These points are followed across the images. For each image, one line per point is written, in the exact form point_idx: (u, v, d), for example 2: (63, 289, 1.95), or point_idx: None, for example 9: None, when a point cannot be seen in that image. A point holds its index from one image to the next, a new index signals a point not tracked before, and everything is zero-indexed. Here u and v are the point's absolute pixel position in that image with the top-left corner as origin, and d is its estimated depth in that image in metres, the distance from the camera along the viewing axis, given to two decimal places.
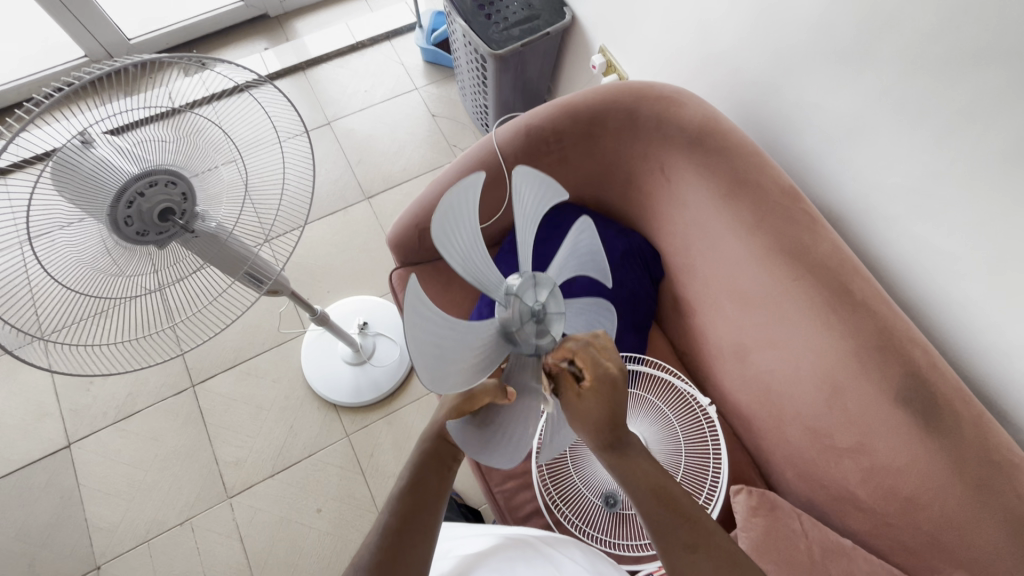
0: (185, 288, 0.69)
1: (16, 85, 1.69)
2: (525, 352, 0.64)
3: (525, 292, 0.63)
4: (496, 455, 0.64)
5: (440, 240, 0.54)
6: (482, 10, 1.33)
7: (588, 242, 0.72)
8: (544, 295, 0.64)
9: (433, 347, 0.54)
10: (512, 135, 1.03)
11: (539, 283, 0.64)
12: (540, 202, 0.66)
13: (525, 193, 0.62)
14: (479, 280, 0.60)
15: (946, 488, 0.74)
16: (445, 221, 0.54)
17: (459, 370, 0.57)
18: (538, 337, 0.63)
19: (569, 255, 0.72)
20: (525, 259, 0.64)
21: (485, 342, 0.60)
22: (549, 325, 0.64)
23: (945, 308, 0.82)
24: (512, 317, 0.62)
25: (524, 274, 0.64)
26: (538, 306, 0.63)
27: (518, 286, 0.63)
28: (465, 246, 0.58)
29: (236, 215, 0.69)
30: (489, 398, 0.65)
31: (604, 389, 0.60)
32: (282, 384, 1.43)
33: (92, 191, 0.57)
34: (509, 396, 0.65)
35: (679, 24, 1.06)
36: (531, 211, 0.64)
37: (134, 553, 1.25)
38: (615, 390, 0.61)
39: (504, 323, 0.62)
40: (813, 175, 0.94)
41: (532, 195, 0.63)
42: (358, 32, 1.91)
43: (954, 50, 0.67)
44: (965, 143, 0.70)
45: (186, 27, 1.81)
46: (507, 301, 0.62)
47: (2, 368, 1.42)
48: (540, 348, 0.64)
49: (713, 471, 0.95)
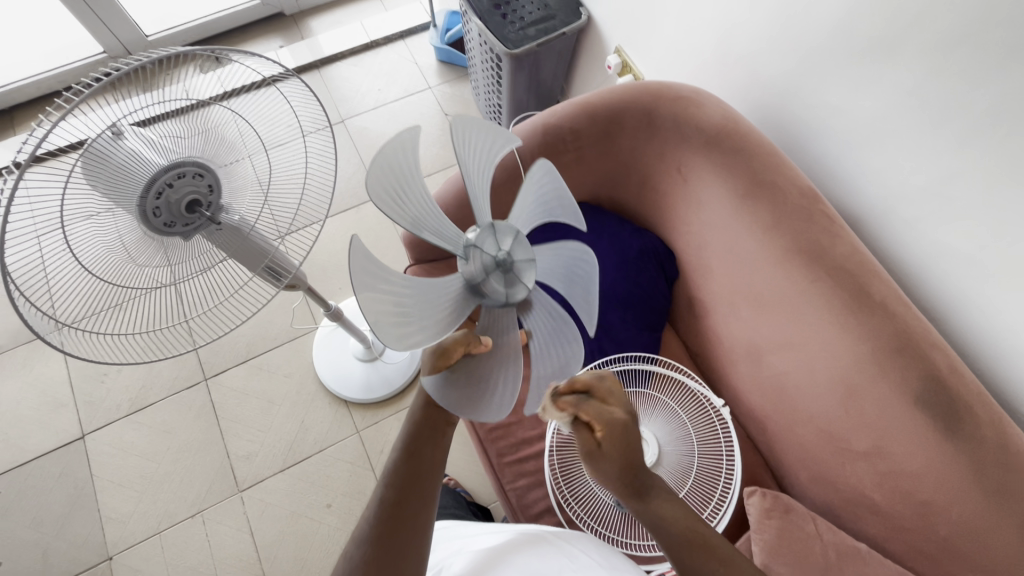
0: (206, 280, 0.71)
1: (36, 80, 1.71)
2: (496, 305, 0.59)
3: (485, 243, 0.57)
4: (484, 408, 0.56)
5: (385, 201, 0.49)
6: (498, 9, 1.33)
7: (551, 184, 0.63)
8: (506, 243, 0.58)
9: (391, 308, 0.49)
10: (530, 133, 1.03)
11: (499, 231, 0.58)
12: (490, 151, 0.60)
13: (472, 141, 0.56)
14: (432, 236, 0.55)
15: (963, 492, 0.73)
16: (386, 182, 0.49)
17: (429, 328, 0.52)
18: (507, 287, 0.58)
19: (528, 205, 0.63)
20: (481, 208, 0.59)
21: (451, 298, 0.55)
22: (518, 274, 0.59)
23: (965, 312, 0.81)
24: (474, 271, 0.56)
25: (480, 223, 0.58)
26: (502, 255, 0.58)
27: (475, 237, 0.57)
28: (412, 200, 0.53)
29: (258, 210, 0.72)
30: (463, 348, 0.58)
31: (616, 433, 0.61)
32: (294, 379, 1.44)
33: (123, 181, 0.57)
34: (484, 344, 0.59)
35: (698, 24, 1.06)
36: (480, 162, 0.58)
37: (146, 544, 1.26)
38: (626, 429, 0.61)
39: (469, 279, 0.57)
40: (832, 177, 0.93)
41: (478, 144, 0.57)
42: (373, 31, 1.92)
43: (980, 51, 0.67)
44: (989, 144, 0.70)
45: (202, 25, 1.83)
46: (466, 255, 0.57)
47: (18, 359, 1.44)
48: (510, 298, 0.59)
49: (726, 471, 0.95)
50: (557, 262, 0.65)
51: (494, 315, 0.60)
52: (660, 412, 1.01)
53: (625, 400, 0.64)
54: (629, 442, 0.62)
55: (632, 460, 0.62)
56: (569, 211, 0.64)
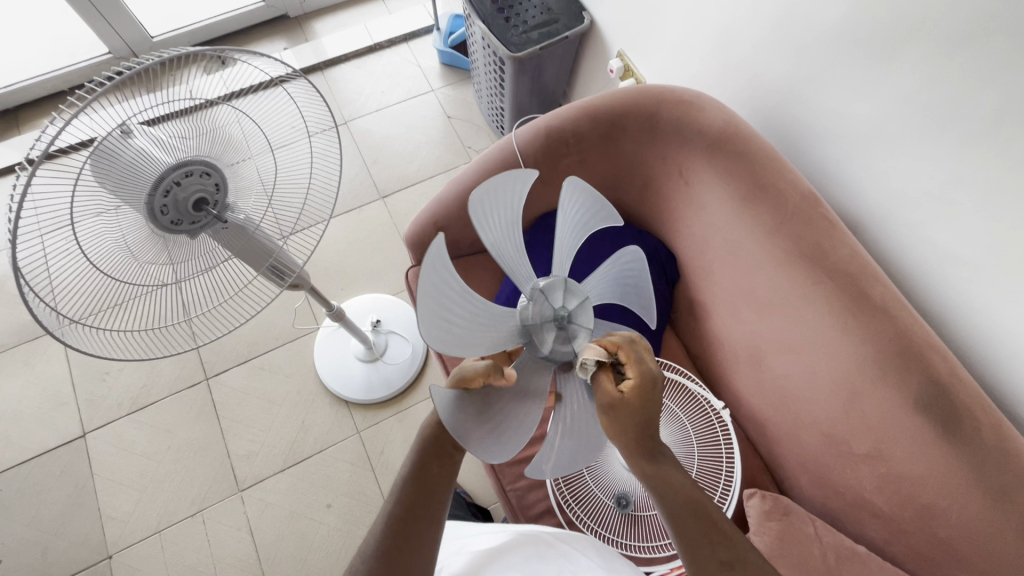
0: (211, 279, 0.71)
1: (41, 80, 1.72)
2: (541, 354, 0.63)
3: (552, 293, 0.63)
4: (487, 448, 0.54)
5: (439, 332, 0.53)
6: (502, 13, 1.34)
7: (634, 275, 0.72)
8: (560, 298, 0.63)
9: (474, 418, 0.55)
10: (533, 135, 1.04)
11: (569, 291, 0.64)
12: (588, 222, 0.68)
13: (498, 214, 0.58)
14: (507, 269, 0.61)
15: (963, 495, 0.74)
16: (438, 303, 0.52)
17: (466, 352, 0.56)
18: (558, 341, 0.62)
19: (566, 232, 0.65)
20: (524, 276, 0.63)
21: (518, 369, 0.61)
22: (575, 331, 0.63)
23: (966, 315, 0.82)
24: (534, 312, 0.62)
25: (555, 277, 0.64)
26: (563, 311, 0.63)
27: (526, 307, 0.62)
28: (499, 234, 0.59)
29: (263, 210, 0.73)
30: (483, 379, 0.58)
31: (644, 387, 0.60)
32: (295, 379, 1.44)
33: (132, 180, 0.58)
34: (506, 379, 0.60)
35: (700, 29, 1.07)
36: (509, 225, 0.60)
37: (145, 543, 1.26)
38: (655, 388, 0.61)
39: (525, 318, 0.62)
40: (833, 181, 0.94)
41: (504, 206, 0.58)
42: (376, 33, 1.93)
43: (982, 56, 0.67)
44: (990, 149, 0.70)
45: (207, 26, 1.84)
46: (525, 326, 0.62)
47: (19, 357, 1.44)
48: (571, 354, 0.63)
49: (725, 474, 0.95)
50: None
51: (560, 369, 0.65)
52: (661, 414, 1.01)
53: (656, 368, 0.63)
54: (652, 405, 0.61)
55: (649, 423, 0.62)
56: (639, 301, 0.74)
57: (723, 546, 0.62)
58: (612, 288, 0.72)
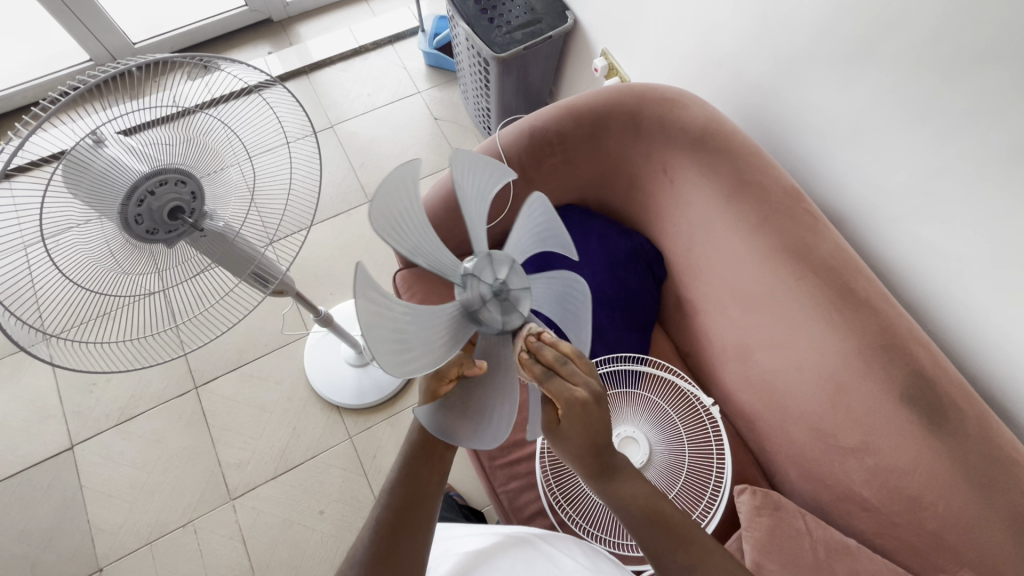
0: (193, 287, 0.72)
1: (21, 88, 1.71)
2: (492, 330, 0.61)
3: (481, 272, 0.60)
4: (480, 435, 0.60)
5: (388, 232, 0.50)
6: (485, 14, 1.33)
7: (545, 218, 0.65)
8: (503, 271, 0.61)
9: (395, 332, 0.49)
10: (517, 137, 1.03)
11: (496, 261, 0.61)
12: (486, 185, 0.61)
13: (474, 174, 0.58)
14: (431, 262, 0.57)
15: (950, 487, 0.74)
16: (385, 204, 0.49)
17: (426, 352, 0.52)
18: (503, 314, 0.61)
19: (526, 232, 0.66)
20: (478, 240, 0.61)
21: (449, 322, 0.57)
22: (514, 300, 0.61)
23: (949, 308, 0.82)
24: (471, 298, 0.59)
25: (478, 253, 0.61)
26: (499, 283, 0.61)
27: (473, 266, 0.60)
28: (416, 233, 0.54)
29: (244, 214, 0.71)
30: (458, 370, 0.62)
31: (575, 415, 0.60)
32: (285, 386, 1.43)
33: (103, 190, 0.58)
34: (480, 367, 0.62)
35: (682, 26, 1.07)
36: (480, 193, 0.61)
37: (136, 555, 1.25)
38: (587, 412, 0.60)
39: (466, 305, 0.60)
40: (816, 176, 0.94)
41: (480, 177, 0.59)
42: (361, 36, 1.92)
43: (957, 51, 0.68)
44: (968, 141, 0.71)
45: (191, 32, 1.82)
46: (464, 284, 0.60)
47: (5, 371, 1.42)
48: (507, 325, 0.61)
49: (716, 472, 0.95)
50: (551, 290, 0.69)
51: (491, 342, 0.63)
52: (651, 412, 1.01)
53: (592, 382, 0.61)
54: (591, 423, 0.61)
55: (596, 440, 0.62)
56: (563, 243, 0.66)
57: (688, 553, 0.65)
58: (554, 305, 0.70)
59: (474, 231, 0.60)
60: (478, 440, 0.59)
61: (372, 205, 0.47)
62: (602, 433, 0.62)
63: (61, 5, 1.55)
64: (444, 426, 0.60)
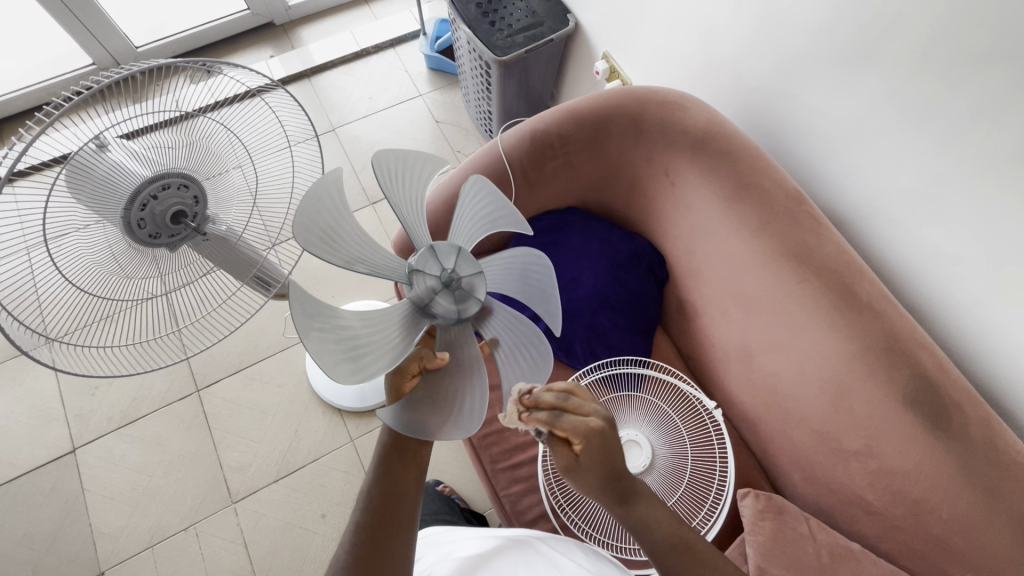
0: (195, 291, 0.72)
1: (25, 92, 1.71)
2: (448, 322, 0.61)
3: (427, 265, 0.60)
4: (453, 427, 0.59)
5: (317, 245, 0.53)
6: (486, 17, 1.34)
7: (488, 196, 0.65)
8: (450, 261, 0.61)
9: (339, 338, 0.51)
10: (517, 140, 1.03)
11: (441, 252, 0.61)
12: (423, 177, 0.62)
13: (400, 169, 0.59)
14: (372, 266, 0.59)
15: (954, 491, 0.74)
16: (309, 217, 0.52)
17: (380, 351, 0.54)
18: (455, 303, 0.61)
19: (473, 217, 0.66)
20: (420, 235, 0.62)
21: (401, 320, 0.58)
22: (465, 288, 0.61)
23: (952, 310, 0.82)
24: (419, 293, 0.60)
25: (421, 247, 0.61)
26: (447, 273, 0.60)
27: (417, 261, 0.61)
28: (351, 241, 0.57)
29: (246, 220, 0.72)
30: (419, 364, 0.61)
31: (593, 445, 0.60)
32: (286, 389, 1.43)
33: (106, 194, 0.58)
34: (441, 358, 0.61)
35: (683, 28, 1.07)
36: (414, 192, 0.62)
37: (138, 558, 1.25)
38: (604, 437, 0.60)
39: (416, 302, 0.60)
40: (817, 178, 0.94)
41: (407, 174, 0.60)
42: (363, 39, 1.92)
43: (958, 53, 0.68)
44: (971, 143, 0.71)
45: (193, 36, 1.83)
46: (411, 281, 0.60)
47: (7, 374, 1.42)
48: (462, 314, 0.61)
49: (719, 476, 0.95)
50: (512, 270, 0.67)
51: (450, 332, 0.62)
52: (653, 415, 1.01)
53: (599, 409, 0.63)
54: (609, 450, 0.61)
55: (614, 468, 0.62)
56: (511, 217, 0.65)
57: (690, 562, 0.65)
58: (519, 284, 0.68)
59: (414, 229, 0.61)
60: (448, 432, 0.59)
61: (295, 220, 0.51)
62: (619, 457, 0.62)
63: (64, 9, 1.56)
64: (413, 424, 0.59)
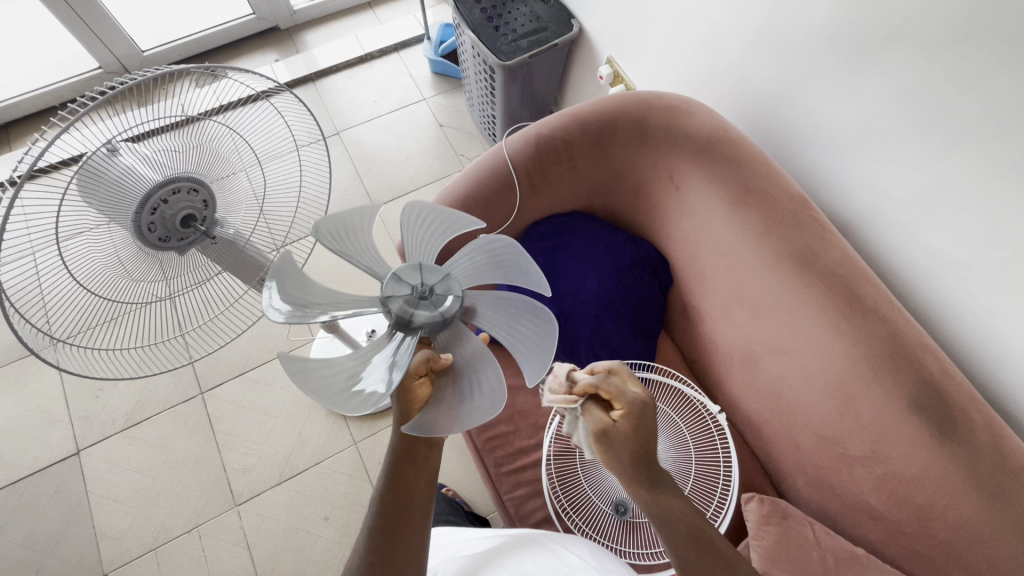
0: (203, 294, 0.73)
1: (31, 96, 1.72)
2: (438, 329, 0.61)
3: (395, 290, 0.60)
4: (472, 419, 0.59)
5: (295, 308, 0.56)
6: (491, 22, 1.34)
7: (423, 208, 0.62)
8: (414, 278, 0.61)
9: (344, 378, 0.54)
10: (523, 145, 1.03)
11: (404, 275, 0.61)
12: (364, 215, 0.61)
13: (421, 225, 0.64)
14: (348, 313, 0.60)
15: (960, 496, 0.74)
16: (273, 288, 0.55)
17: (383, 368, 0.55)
18: (436, 309, 0.60)
19: (425, 235, 0.64)
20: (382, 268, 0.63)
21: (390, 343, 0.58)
22: (437, 295, 0.61)
23: (957, 316, 0.82)
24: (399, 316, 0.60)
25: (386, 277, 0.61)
26: (416, 290, 0.61)
27: (385, 288, 0.60)
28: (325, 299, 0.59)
29: (253, 224, 0.73)
30: (426, 365, 0.60)
31: (635, 412, 0.62)
32: (290, 392, 1.43)
33: (118, 198, 0.58)
34: (444, 359, 0.61)
35: (687, 33, 1.08)
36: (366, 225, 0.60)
37: (141, 561, 1.25)
38: (645, 407, 0.63)
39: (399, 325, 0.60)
40: (822, 183, 0.94)
41: (351, 217, 0.59)
42: (367, 43, 1.93)
43: (964, 59, 0.68)
44: (976, 149, 0.71)
45: (199, 39, 1.84)
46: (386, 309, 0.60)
47: (12, 376, 1.43)
48: (448, 313, 0.60)
49: (723, 480, 0.95)
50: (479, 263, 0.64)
51: (442, 335, 0.62)
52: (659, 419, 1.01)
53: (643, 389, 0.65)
54: (648, 427, 0.62)
55: (649, 450, 0.63)
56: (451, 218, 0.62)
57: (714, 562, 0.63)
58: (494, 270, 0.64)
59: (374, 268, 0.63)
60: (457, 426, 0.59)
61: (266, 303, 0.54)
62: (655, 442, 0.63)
63: (70, 12, 1.57)
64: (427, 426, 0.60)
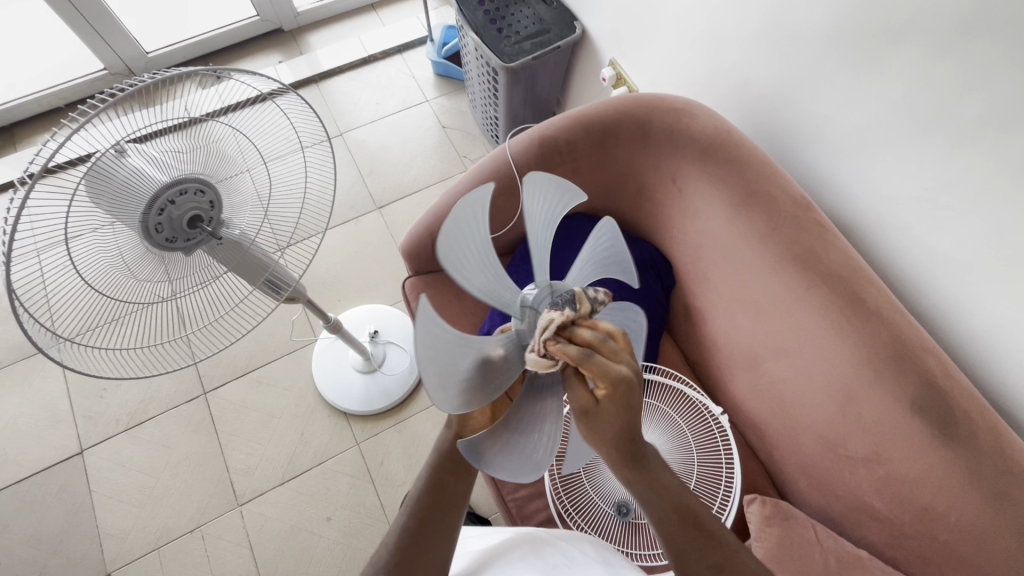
0: (208, 294, 0.74)
1: (36, 97, 1.73)
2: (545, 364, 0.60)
3: (541, 303, 0.59)
4: (520, 471, 0.62)
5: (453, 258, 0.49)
6: (495, 24, 1.35)
7: (609, 243, 0.67)
8: None
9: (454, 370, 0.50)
10: (525, 146, 1.04)
11: (556, 292, 0.61)
12: (553, 210, 0.63)
13: (593, 244, 0.67)
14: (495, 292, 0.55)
15: (962, 499, 0.74)
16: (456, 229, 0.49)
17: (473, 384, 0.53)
18: None
19: (590, 259, 0.67)
20: (540, 270, 0.62)
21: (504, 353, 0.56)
22: None
23: (959, 318, 0.82)
24: (528, 330, 0.58)
25: (539, 284, 0.60)
26: None
27: (535, 295, 0.59)
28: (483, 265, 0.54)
29: (257, 226, 0.74)
30: None
31: (616, 395, 0.54)
32: (293, 392, 1.44)
33: (126, 199, 0.59)
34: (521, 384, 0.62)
35: (690, 35, 1.08)
36: (544, 218, 0.62)
37: (144, 561, 1.25)
38: (630, 391, 0.54)
39: (522, 336, 0.58)
40: (825, 186, 0.95)
41: (544, 200, 0.61)
42: (371, 45, 1.94)
43: (966, 62, 0.69)
44: (978, 152, 0.71)
45: (203, 41, 1.85)
46: (522, 314, 0.58)
47: (16, 376, 1.43)
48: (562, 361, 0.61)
49: (725, 482, 0.95)
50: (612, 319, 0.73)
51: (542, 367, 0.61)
52: (661, 420, 1.01)
53: (632, 362, 0.55)
54: (631, 409, 0.56)
55: (632, 427, 0.57)
56: (624, 268, 0.69)
57: (712, 551, 0.64)
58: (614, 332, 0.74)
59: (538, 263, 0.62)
60: (501, 467, 0.61)
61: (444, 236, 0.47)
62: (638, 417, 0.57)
63: (76, 14, 1.57)
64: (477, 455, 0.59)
